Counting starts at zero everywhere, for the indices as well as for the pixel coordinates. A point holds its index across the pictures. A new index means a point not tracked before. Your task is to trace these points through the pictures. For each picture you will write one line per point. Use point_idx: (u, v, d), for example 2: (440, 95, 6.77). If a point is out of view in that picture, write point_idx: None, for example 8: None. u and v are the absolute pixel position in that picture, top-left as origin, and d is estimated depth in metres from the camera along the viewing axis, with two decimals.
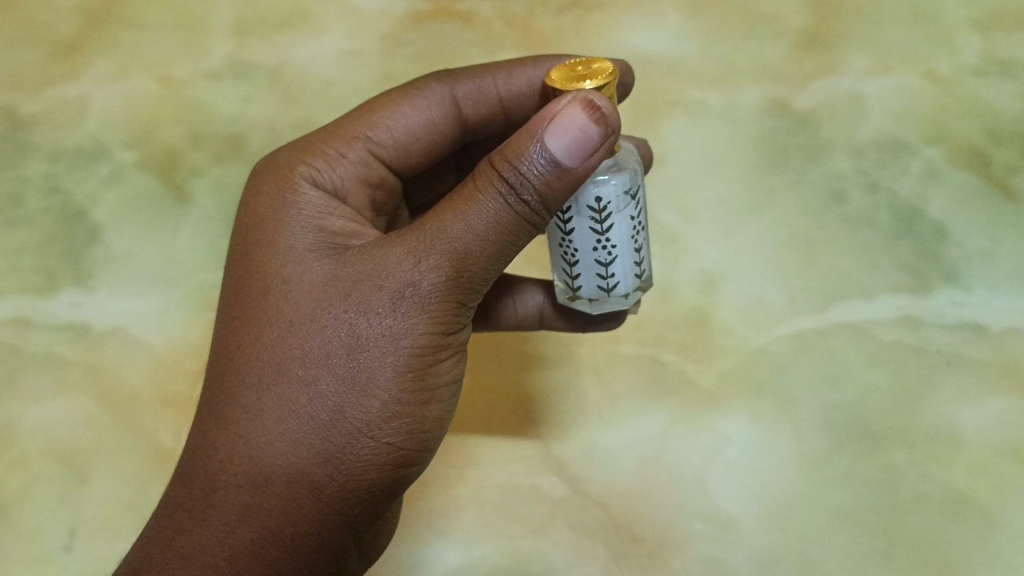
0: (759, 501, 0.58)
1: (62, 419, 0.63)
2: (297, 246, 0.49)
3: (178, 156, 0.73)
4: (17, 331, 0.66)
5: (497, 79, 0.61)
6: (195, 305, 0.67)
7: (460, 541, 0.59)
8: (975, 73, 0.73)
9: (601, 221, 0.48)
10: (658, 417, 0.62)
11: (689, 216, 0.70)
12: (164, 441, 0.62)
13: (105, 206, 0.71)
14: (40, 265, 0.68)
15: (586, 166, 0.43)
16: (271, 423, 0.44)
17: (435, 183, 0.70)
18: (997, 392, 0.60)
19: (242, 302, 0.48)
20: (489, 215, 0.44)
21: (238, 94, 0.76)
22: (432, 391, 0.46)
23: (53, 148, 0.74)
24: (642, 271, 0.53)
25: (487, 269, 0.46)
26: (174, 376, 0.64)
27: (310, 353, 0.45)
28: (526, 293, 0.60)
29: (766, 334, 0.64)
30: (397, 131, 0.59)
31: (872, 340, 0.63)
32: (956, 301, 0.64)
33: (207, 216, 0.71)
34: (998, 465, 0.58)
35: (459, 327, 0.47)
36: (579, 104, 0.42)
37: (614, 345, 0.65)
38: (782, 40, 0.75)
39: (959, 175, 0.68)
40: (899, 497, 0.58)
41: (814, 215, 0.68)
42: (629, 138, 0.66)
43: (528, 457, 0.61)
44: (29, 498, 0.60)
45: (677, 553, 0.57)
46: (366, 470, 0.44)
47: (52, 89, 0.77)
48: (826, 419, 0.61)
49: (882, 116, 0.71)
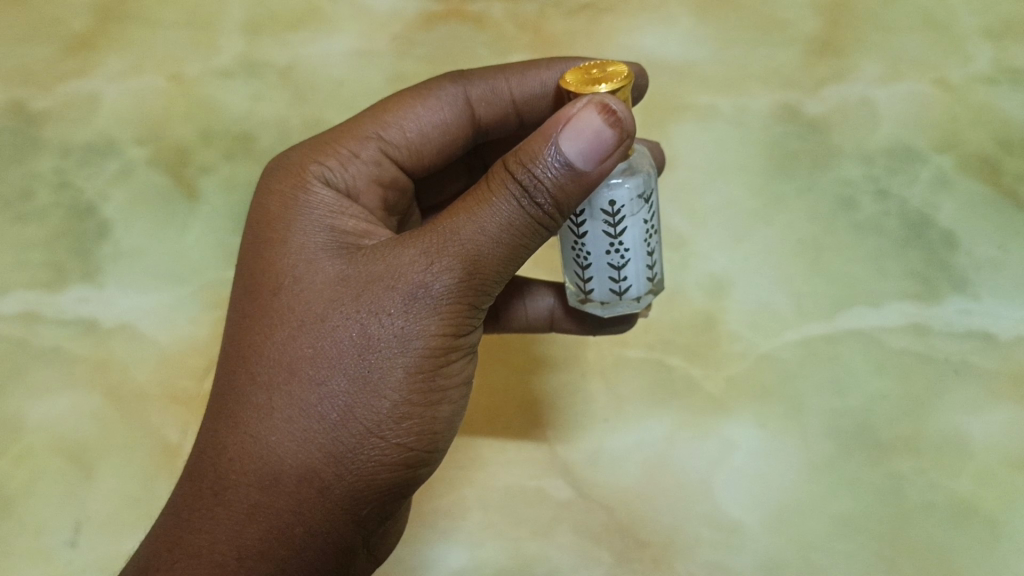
0: (764, 507, 0.58)
1: (68, 414, 0.63)
2: (309, 245, 0.49)
3: (189, 153, 0.73)
4: (26, 326, 0.66)
5: (510, 81, 0.61)
6: (203, 302, 0.67)
7: (466, 542, 0.59)
8: (986, 81, 0.73)
9: (615, 224, 0.48)
10: (664, 422, 0.62)
11: (698, 220, 0.70)
12: (170, 437, 0.62)
13: (115, 201, 0.71)
14: (48, 260, 0.68)
15: (600, 170, 0.44)
16: (282, 422, 0.44)
17: (446, 183, 0.71)
18: (1005, 401, 0.60)
19: (252, 301, 0.48)
20: (503, 216, 0.44)
21: (249, 92, 0.76)
22: (443, 393, 0.47)
23: (63, 143, 0.74)
24: (654, 276, 0.53)
25: (500, 271, 0.46)
26: (181, 373, 0.64)
27: (321, 353, 0.45)
28: (537, 295, 0.61)
29: (774, 340, 0.64)
30: (410, 131, 0.59)
31: (880, 346, 0.63)
32: (965, 310, 0.64)
33: (216, 214, 0.71)
34: (1004, 474, 0.58)
35: (470, 329, 0.47)
36: (594, 107, 0.42)
37: (622, 349, 0.65)
38: (793, 47, 0.75)
39: (969, 183, 0.68)
40: (906, 504, 0.58)
41: (823, 221, 0.68)
42: (642, 138, 0.66)
43: (534, 459, 0.61)
44: (35, 492, 0.61)
45: (682, 557, 0.57)
46: (376, 471, 0.44)
47: (63, 85, 0.77)
48: (834, 426, 0.61)
49: (892, 123, 0.71)
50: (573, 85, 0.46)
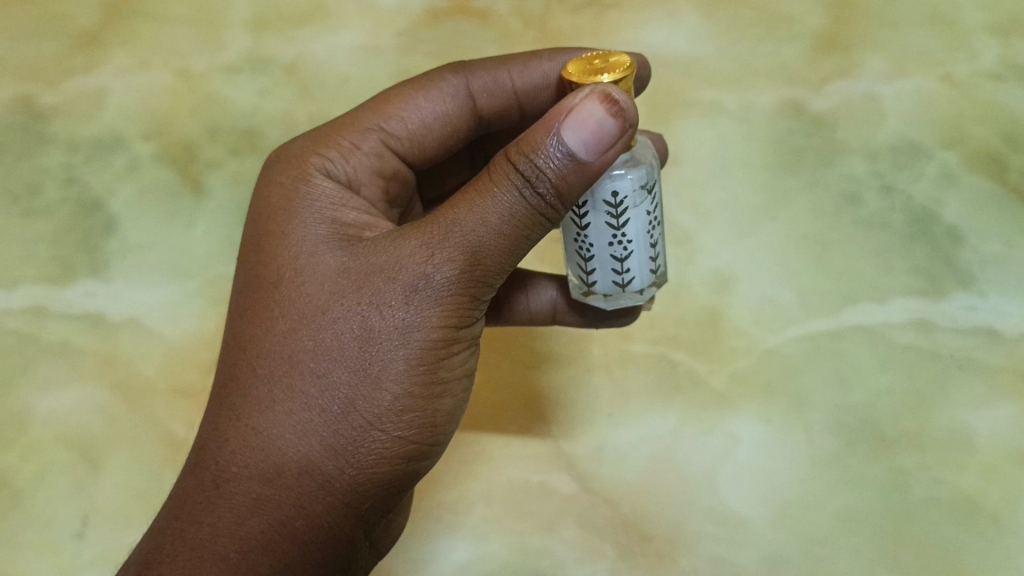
0: (768, 502, 0.59)
1: (76, 407, 0.63)
2: (310, 237, 0.49)
3: (195, 149, 0.74)
4: (33, 320, 0.66)
5: (512, 72, 0.61)
6: (209, 297, 0.67)
7: (470, 535, 0.59)
8: (992, 77, 0.72)
9: (617, 215, 0.49)
10: (668, 417, 0.62)
11: (702, 216, 0.70)
12: (176, 431, 0.63)
13: (121, 197, 0.72)
14: (56, 255, 0.69)
15: (602, 161, 0.44)
16: (283, 414, 0.44)
17: (448, 176, 0.71)
18: (1010, 398, 0.60)
19: (254, 292, 0.48)
20: (505, 207, 0.45)
21: (255, 89, 0.77)
22: (444, 385, 0.47)
23: (71, 139, 0.75)
24: (656, 268, 0.53)
25: (501, 263, 0.46)
26: (188, 367, 0.65)
27: (322, 345, 0.45)
28: (539, 289, 0.61)
29: (778, 335, 0.64)
30: (411, 123, 0.59)
31: (885, 343, 0.63)
32: (970, 306, 0.63)
33: (221, 209, 0.71)
34: (1009, 470, 0.58)
35: (472, 321, 0.47)
36: (597, 97, 0.43)
37: (625, 344, 0.65)
38: (798, 42, 0.75)
39: (975, 178, 0.68)
40: (910, 500, 0.58)
41: (828, 217, 0.68)
42: (645, 133, 0.66)
43: (538, 454, 0.62)
44: (42, 485, 0.61)
45: (686, 552, 0.57)
46: (376, 463, 0.45)
47: (71, 80, 0.77)
48: (838, 422, 0.61)
49: (897, 119, 0.71)
50: (575, 78, 0.46)
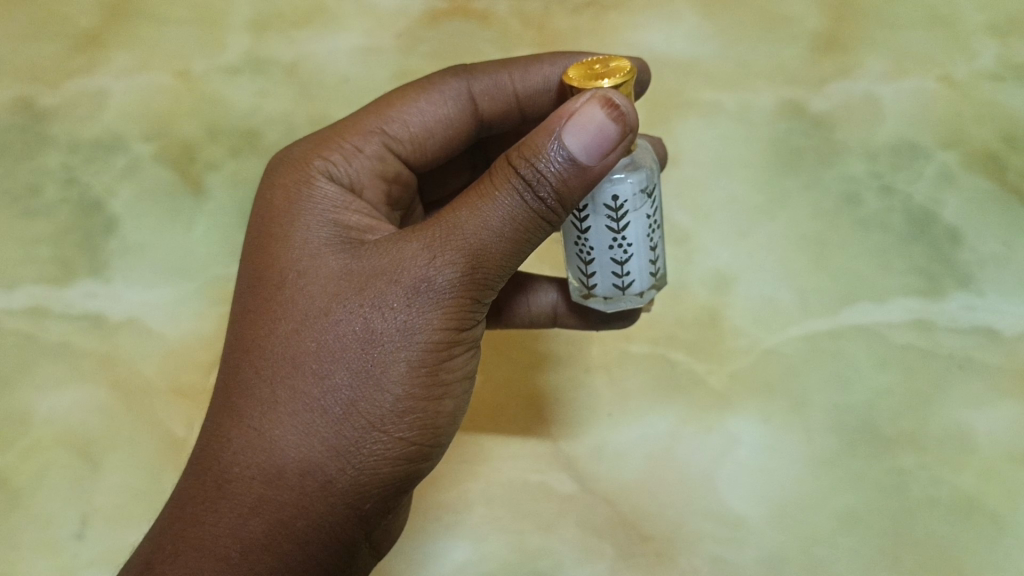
0: (767, 501, 0.59)
1: (76, 407, 0.64)
2: (313, 240, 0.49)
3: (195, 149, 0.74)
4: (33, 320, 0.67)
5: (513, 76, 0.61)
6: (209, 297, 0.68)
7: (469, 535, 0.59)
8: (991, 78, 0.73)
9: (618, 219, 0.49)
10: (667, 417, 0.62)
11: (701, 216, 0.70)
12: (176, 431, 0.63)
13: (122, 198, 0.72)
14: (56, 255, 0.69)
15: (602, 165, 0.44)
16: (285, 415, 0.44)
17: (449, 179, 0.71)
18: (1009, 397, 0.60)
19: (257, 294, 0.48)
20: (506, 211, 0.45)
21: (255, 89, 0.77)
22: (444, 387, 0.47)
23: (71, 140, 0.75)
24: (655, 271, 0.53)
25: (502, 266, 0.46)
26: (187, 367, 0.65)
27: (324, 346, 0.45)
28: (539, 291, 0.61)
29: (777, 335, 0.64)
30: (413, 126, 0.59)
31: (884, 342, 0.63)
32: (969, 305, 0.64)
33: (221, 209, 0.71)
34: (1009, 470, 0.58)
35: (473, 324, 0.47)
36: (598, 102, 0.43)
37: (625, 344, 0.65)
38: (798, 43, 0.75)
39: (974, 178, 0.68)
40: (909, 499, 0.58)
41: (827, 217, 0.68)
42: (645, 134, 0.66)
43: (537, 454, 0.62)
44: (42, 485, 0.61)
45: (685, 552, 0.57)
46: (377, 465, 0.45)
47: (71, 81, 0.77)
48: (837, 421, 0.61)
49: (896, 119, 0.71)
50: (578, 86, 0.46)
